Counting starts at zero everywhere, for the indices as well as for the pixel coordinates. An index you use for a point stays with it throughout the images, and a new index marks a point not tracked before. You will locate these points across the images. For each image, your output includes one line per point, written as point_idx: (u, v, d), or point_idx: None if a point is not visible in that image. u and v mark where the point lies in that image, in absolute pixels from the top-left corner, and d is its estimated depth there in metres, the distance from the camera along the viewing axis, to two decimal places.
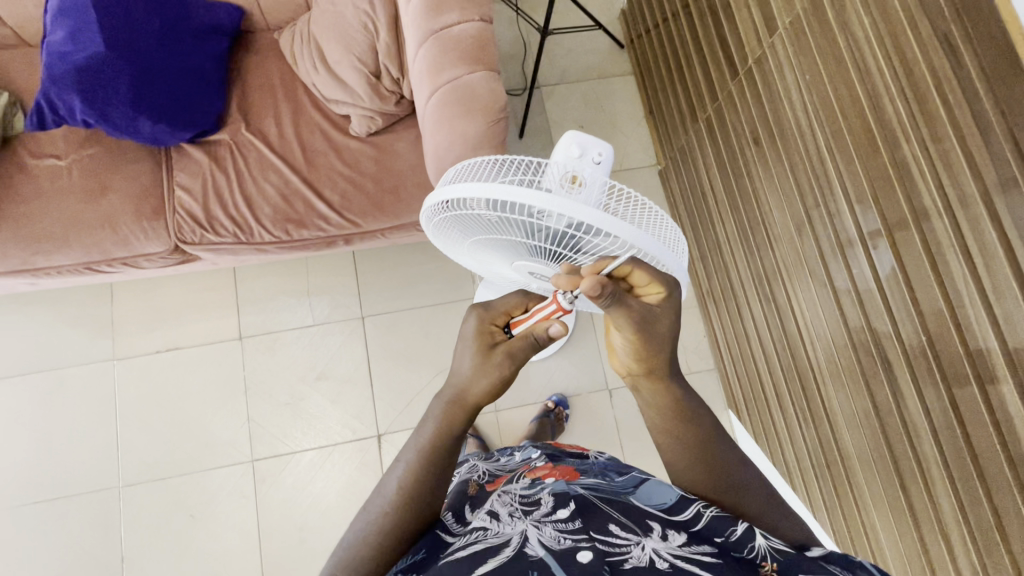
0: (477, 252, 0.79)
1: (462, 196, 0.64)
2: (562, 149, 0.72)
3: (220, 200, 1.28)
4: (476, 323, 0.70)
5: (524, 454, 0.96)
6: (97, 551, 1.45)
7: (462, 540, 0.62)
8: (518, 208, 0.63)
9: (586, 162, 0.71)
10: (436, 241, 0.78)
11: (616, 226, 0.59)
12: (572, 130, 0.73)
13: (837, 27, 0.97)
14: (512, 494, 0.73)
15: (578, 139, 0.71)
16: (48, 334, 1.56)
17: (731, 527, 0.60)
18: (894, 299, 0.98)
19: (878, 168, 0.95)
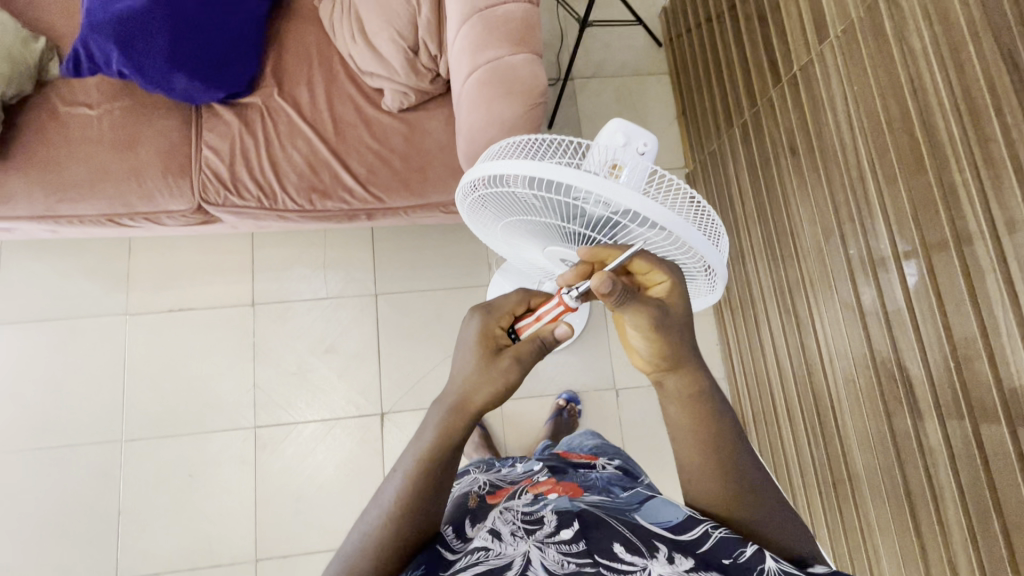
0: (507, 235, 0.77)
1: (502, 174, 0.62)
2: (605, 137, 0.69)
3: (247, 163, 1.27)
4: (477, 327, 0.66)
5: (527, 468, 0.94)
6: (96, 501, 1.46)
7: (462, 559, 0.60)
8: (559, 190, 0.61)
9: (631, 152, 0.69)
10: (467, 220, 0.76)
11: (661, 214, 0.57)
12: (618, 118, 0.70)
13: (893, 37, 0.95)
14: (514, 509, 0.71)
15: (624, 127, 0.69)
16: (63, 283, 1.56)
17: (738, 549, 0.57)
18: (922, 323, 0.96)
19: (921, 187, 0.93)
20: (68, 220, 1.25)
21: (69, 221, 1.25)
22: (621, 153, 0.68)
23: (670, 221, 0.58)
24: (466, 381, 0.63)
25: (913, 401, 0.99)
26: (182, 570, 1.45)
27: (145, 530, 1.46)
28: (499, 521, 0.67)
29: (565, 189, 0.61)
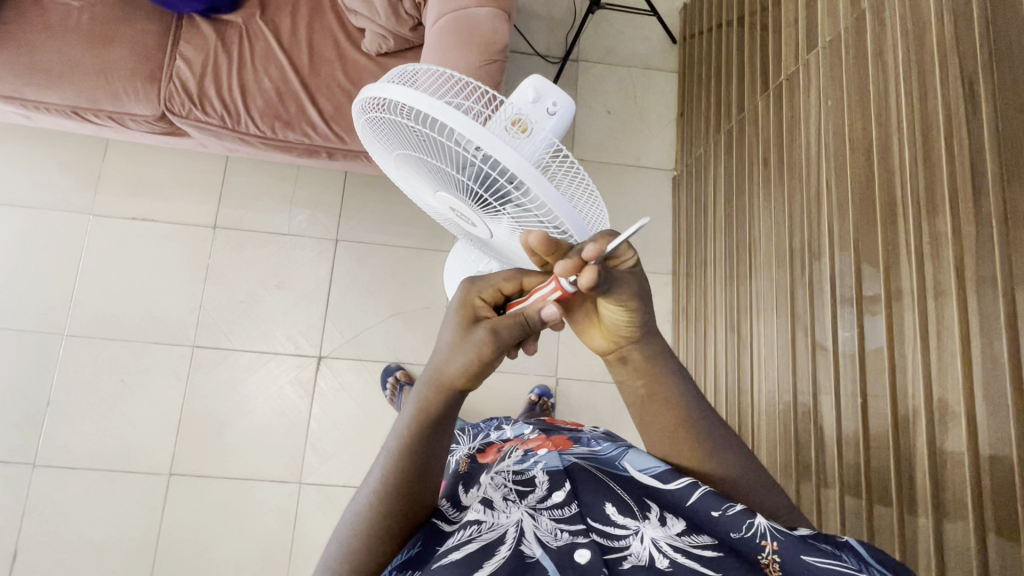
0: (401, 168, 0.75)
1: (392, 100, 0.60)
2: (519, 90, 0.67)
3: (217, 80, 1.26)
4: (462, 302, 0.56)
5: (516, 429, 0.91)
6: (28, 388, 1.50)
7: (457, 533, 0.54)
8: (445, 131, 0.60)
9: (539, 109, 0.67)
10: (365, 138, 0.73)
11: (531, 178, 0.56)
12: (539, 75, 0.68)
13: (871, 52, 0.90)
14: (503, 470, 0.67)
15: (537, 84, 0.68)
16: (35, 174, 1.58)
17: (727, 502, 0.53)
18: (845, 357, 0.94)
19: (868, 215, 0.90)
20: (34, 105, 1.25)
21: (34, 106, 1.25)
22: (529, 111, 0.67)
23: (539, 187, 0.57)
24: (449, 352, 0.53)
25: (821, 433, 0.98)
26: (100, 470, 1.48)
27: (72, 424, 1.49)
28: (490, 486, 0.62)
29: (451, 132, 0.59)
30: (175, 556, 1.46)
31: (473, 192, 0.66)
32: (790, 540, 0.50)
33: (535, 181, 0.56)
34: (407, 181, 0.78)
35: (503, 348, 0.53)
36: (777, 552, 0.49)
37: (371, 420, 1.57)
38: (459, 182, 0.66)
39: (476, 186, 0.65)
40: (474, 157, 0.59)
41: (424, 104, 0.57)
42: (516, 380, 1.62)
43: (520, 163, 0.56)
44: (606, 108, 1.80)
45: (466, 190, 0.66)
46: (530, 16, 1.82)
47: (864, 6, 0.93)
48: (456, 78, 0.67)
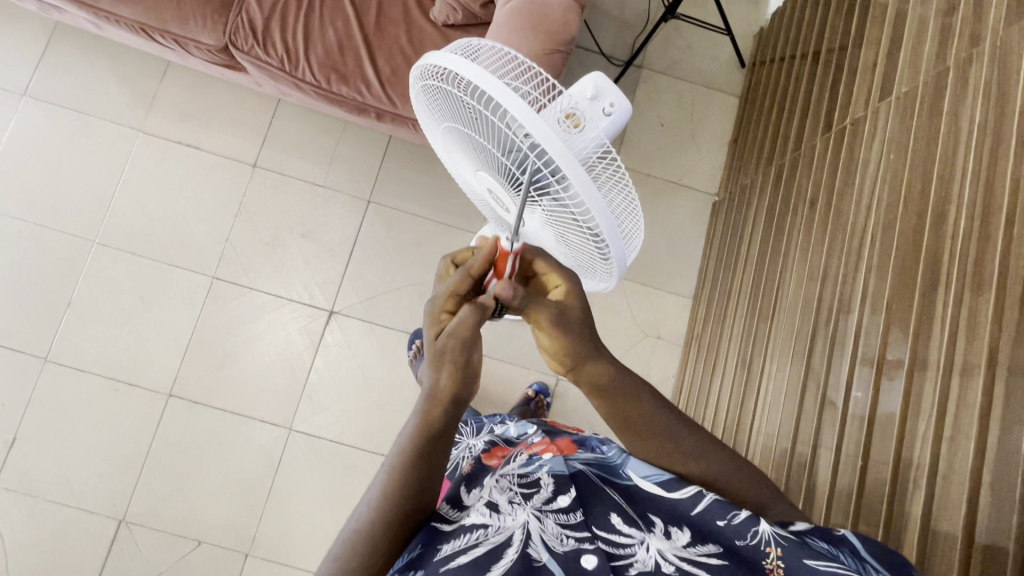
0: (446, 141, 0.74)
1: (453, 69, 0.59)
2: (580, 84, 0.66)
3: (283, 23, 1.27)
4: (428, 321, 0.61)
5: (520, 428, 0.90)
6: (52, 286, 1.55)
7: (461, 535, 0.55)
8: (498, 111, 0.59)
9: (596, 108, 0.66)
10: (416, 104, 0.72)
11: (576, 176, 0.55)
12: (601, 73, 0.68)
13: (947, 110, 0.86)
14: (508, 474, 0.67)
15: (598, 81, 0.67)
16: (95, 82, 1.62)
17: (732, 512, 0.55)
18: (852, 415, 0.92)
19: (906, 277, 0.87)
20: (106, 15, 1.28)
21: (106, 16, 1.28)
22: (585, 108, 0.66)
23: (582, 187, 0.56)
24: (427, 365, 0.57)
25: (811, 486, 0.97)
26: (105, 378, 1.53)
27: (87, 328, 1.54)
28: (493, 489, 0.62)
29: (506, 114, 0.58)
30: (161, 474, 1.51)
31: (512, 175, 0.65)
32: (793, 546, 0.52)
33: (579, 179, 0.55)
34: (449, 155, 0.78)
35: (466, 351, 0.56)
36: (780, 558, 0.51)
37: (368, 383, 1.58)
38: (502, 165, 0.65)
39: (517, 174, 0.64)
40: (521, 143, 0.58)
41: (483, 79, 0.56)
42: (517, 372, 1.62)
43: (568, 158, 0.55)
44: (660, 120, 1.77)
45: (507, 173, 0.66)
46: (602, 14, 1.79)
47: (949, 63, 0.89)
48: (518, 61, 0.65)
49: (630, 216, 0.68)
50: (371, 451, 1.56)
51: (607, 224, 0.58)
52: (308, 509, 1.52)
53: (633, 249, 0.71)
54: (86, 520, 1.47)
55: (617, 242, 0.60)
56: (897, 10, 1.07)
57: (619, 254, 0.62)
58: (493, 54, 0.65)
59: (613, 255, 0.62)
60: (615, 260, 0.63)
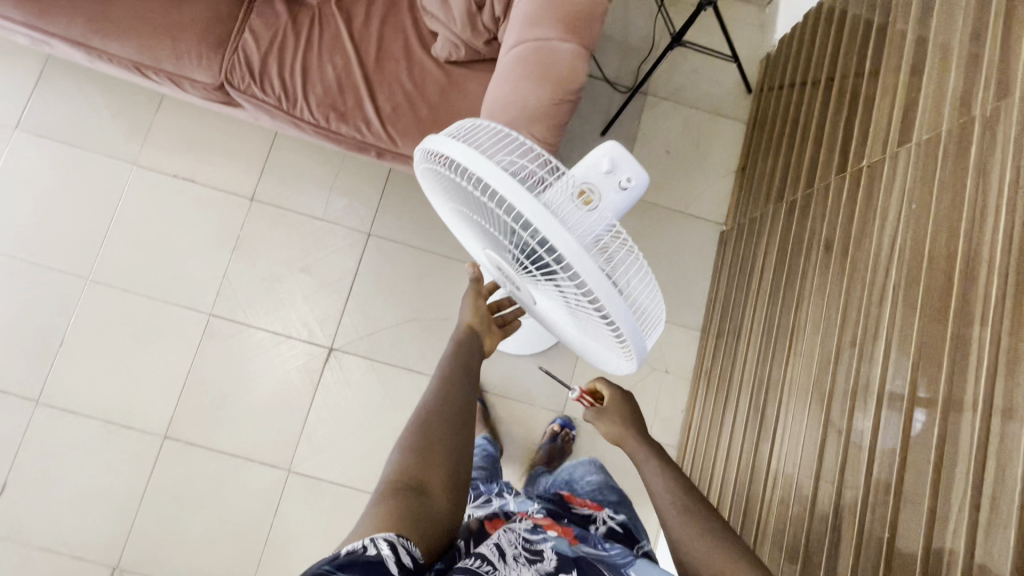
0: (451, 218, 0.73)
1: (450, 157, 0.58)
2: (591, 156, 0.64)
3: (280, 60, 1.24)
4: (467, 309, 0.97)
5: (520, 505, 0.87)
6: (45, 325, 1.51)
7: (463, 562, 0.58)
8: (497, 198, 0.56)
9: (610, 182, 0.64)
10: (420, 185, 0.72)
11: (580, 263, 0.52)
12: (615, 141, 0.66)
13: (973, 165, 0.82)
14: (516, 530, 0.67)
15: (612, 153, 0.64)
16: (87, 114, 1.58)
17: None
18: (877, 479, 0.88)
19: (933, 338, 0.83)
20: (98, 54, 1.24)
21: (98, 54, 1.24)
22: (598, 182, 0.64)
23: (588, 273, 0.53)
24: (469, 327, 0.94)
25: (835, 551, 0.94)
26: (98, 420, 1.48)
27: (80, 369, 1.50)
28: (503, 537, 0.64)
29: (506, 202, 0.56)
30: (156, 519, 1.46)
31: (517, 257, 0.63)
32: None
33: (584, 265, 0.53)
34: (456, 229, 0.76)
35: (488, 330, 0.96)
36: None
37: (369, 421, 1.54)
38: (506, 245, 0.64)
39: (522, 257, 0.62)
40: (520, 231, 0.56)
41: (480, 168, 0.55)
42: (520, 408, 1.59)
43: (572, 245, 0.52)
44: (665, 147, 1.74)
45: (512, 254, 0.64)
46: (605, 39, 1.76)
47: (975, 113, 0.85)
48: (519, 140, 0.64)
49: (649, 295, 0.64)
50: None
51: (619, 309, 0.55)
52: (309, 553, 1.48)
53: (654, 329, 0.66)
54: (79, 569, 1.43)
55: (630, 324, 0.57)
56: (915, 50, 1.03)
57: (634, 335, 0.58)
58: (493, 135, 0.64)
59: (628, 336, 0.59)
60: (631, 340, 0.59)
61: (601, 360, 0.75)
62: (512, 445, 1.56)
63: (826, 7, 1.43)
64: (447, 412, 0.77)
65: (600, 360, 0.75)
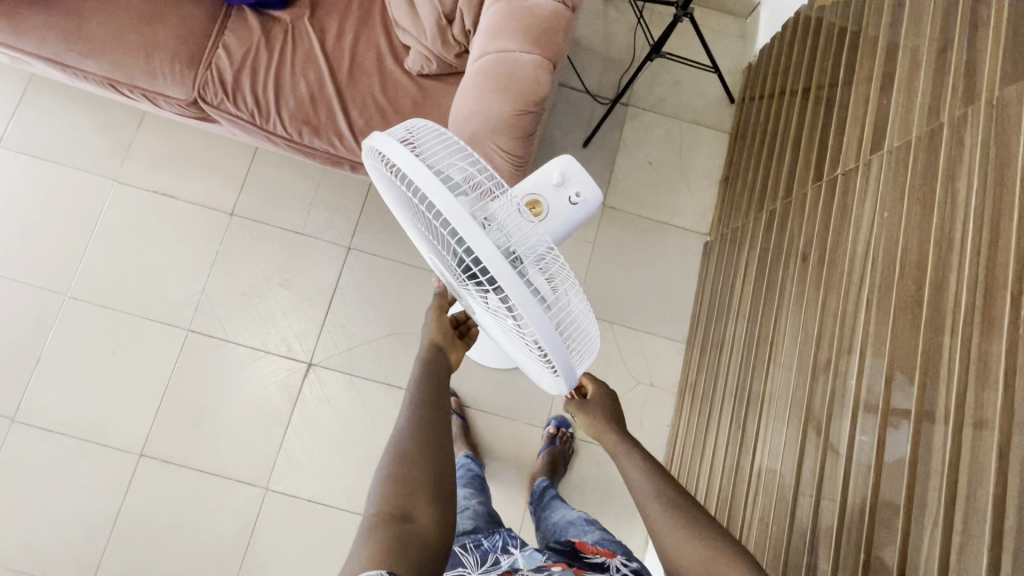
0: (406, 216, 0.75)
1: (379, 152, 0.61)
2: (547, 169, 0.78)
3: (254, 75, 1.24)
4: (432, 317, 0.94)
5: (530, 561, 0.82)
6: (22, 343, 1.50)
7: None
8: (430, 206, 0.57)
9: (560, 194, 0.77)
10: (376, 181, 0.73)
11: (480, 250, 0.51)
12: (570, 154, 0.80)
13: (941, 173, 0.81)
14: None
15: (563, 169, 0.77)
16: (69, 132, 1.59)
17: None
18: (854, 495, 0.85)
19: (905, 349, 0.81)
20: (74, 71, 1.25)
21: (74, 72, 1.26)
22: (549, 193, 0.78)
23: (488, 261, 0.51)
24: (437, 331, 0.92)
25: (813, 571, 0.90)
26: (73, 437, 1.47)
27: (56, 386, 1.49)
28: None
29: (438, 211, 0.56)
30: (131, 540, 1.43)
31: (454, 266, 0.63)
32: None
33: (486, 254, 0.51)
34: (411, 229, 0.78)
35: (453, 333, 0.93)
36: None
37: (348, 437, 1.52)
38: (439, 245, 0.64)
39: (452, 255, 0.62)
40: (436, 223, 0.57)
41: (398, 158, 0.57)
42: (503, 423, 1.56)
43: (485, 247, 0.52)
44: (648, 158, 1.73)
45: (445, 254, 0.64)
46: (585, 52, 1.76)
47: (943, 119, 0.84)
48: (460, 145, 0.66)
49: (583, 317, 0.63)
50: (352, 510, 1.49)
51: (544, 331, 0.54)
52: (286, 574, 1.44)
53: (588, 354, 0.65)
54: None
55: (540, 323, 0.53)
56: (886, 57, 1.02)
57: (548, 339, 0.55)
58: (440, 143, 0.65)
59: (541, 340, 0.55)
60: (546, 346, 0.55)
61: (548, 383, 0.71)
62: (494, 461, 1.54)
63: (802, 16, 1.43)
64: (420, 432, 0.74)
65: (547, 382, 0.70)
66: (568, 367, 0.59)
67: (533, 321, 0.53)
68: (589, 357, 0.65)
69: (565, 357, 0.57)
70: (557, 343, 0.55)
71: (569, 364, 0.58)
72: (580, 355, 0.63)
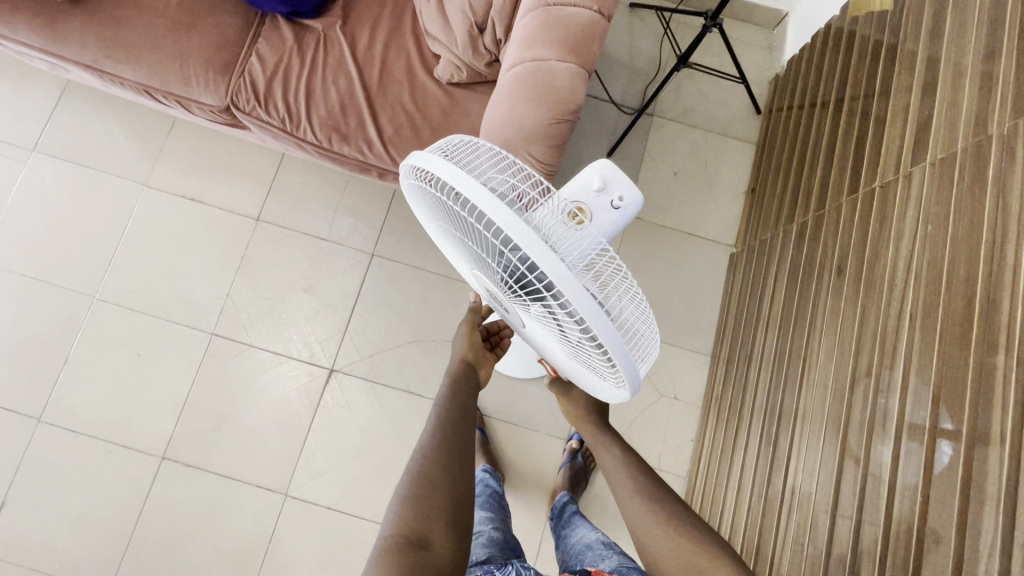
0: (445, 231, 0.76)
1: (421, 167, 0.61)
2: (587, 176, 0.80)
3: (285, 83, 1.25)
4: (464, 330, 1.06)
5: None
6: (50, 344, 1.52)
7: None
8: (480, 218, 0.57)
9: (604, 198, 0.80)
10: (416, 196, 0.74)
11: (538, 254, 0.51)
12: (609, 159, 0.82)
13: (991, 187, 0.78)
14: None
15: (604, 173, 0.80)
16: (102, 137, 1.62)
17: None
18: (898, 519, 0.82)
19: (954, 368, 0.78)
20: (111, 78, 1.28)
21: (111, 79, 1.28)
22: (591, 199, 0.80)
23: (546, 265, 0.51)
24: (464, 343, 1.04)
25: None
26: (98, 439, 1.48)
27: (82, 388, 1.50)
28: None
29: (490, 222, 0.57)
30: (149, 545, 1.43)
31: (505, 278, 0.63)
32: None
33: (542, 257, 0.51)
34: (450, 243, 0.79)
35: (478, 346, 1.04)
36: None
37: (368, 445, 1.51)
38: (487, 257, 0.64)
39: (500, 265, 0.62)
40: (486, 233, 0.57)
41: (442, 171, 0.57)
42: (522, 434, 1.54)
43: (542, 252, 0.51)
44: (673, 168, 1.71)
45: (492, 265, 0.64)
46: (611, 61, 1.76)
47: (991, 132, 0.81)
48: (499, 155, 0.67)
49: (643, 320, 0.62)
50: (369, 519, 1.47)
51: (609, 335, 0.53)
52: None
53: (650, 357, 0.64)
54: None
55: (604, 324, 0.53)
56: (927, 69, 1.00)
57: (612, 340, 0.54)
58: (480, 155, 0.66)
59: (605, 343, 0.54)
60: (609, 348, 0.55)
61: (604, 389, 0.70)
62: (513, 473, 1.52)
63: (834, 28, 1.41)
64: (442, 459, 0.79)
65: (604, 389, 0.70)
66: (631, 368, 0.58)
67: (596, 323, 0.52)
68: (649, 359, 0.64)
69: (630, 360, 0.57)
70: (620, 344, 0.55)
71: (632, 366, 0.57)
72: (640, 357, 0.63)
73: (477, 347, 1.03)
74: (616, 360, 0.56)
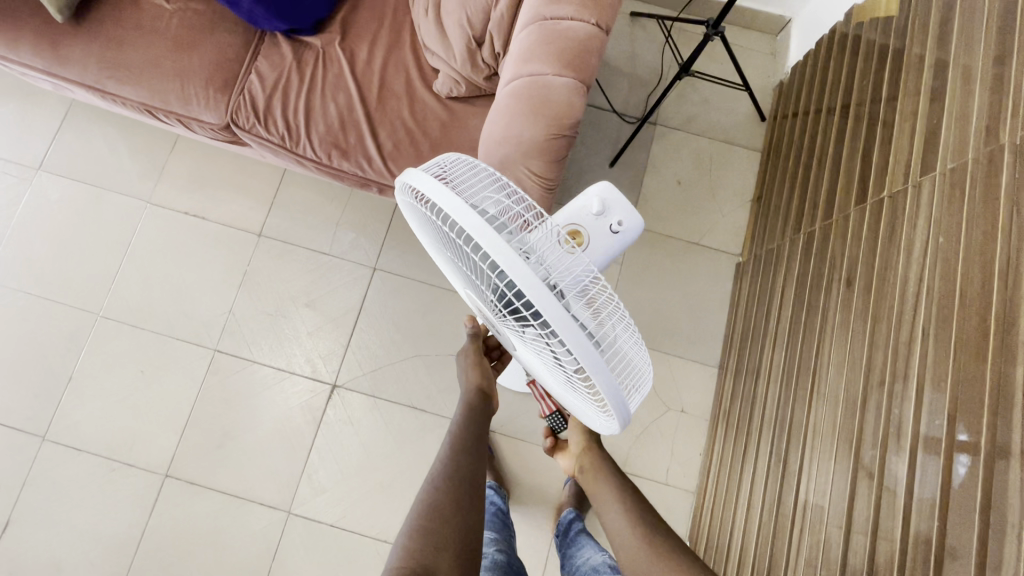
0: (439, 250, 0.75)
1: (414, 187, 0.60)
2: (587, 199, 0.84)
3: (284, 99, 1.25)
4: (467, 353, 1.07)
5: None
6: (54, 362, 1.52)
7: None
8: (471, 243, 0.56)
9: (603, 222, 0.83)
10: (410, 213, 0.73)
11: (529, 286, 0.49)
12: (610, 183, 0.85)
13: (1003, 197, 0.75)
14: None
15: (603, 197, 0.83)
16: (106, 155, 1.63)
17: None
18: (914, 540, 0.79)
19: (972, 385, 0.75)
20: (113, 97, 1.28)
21: (113, 99, 1.29)
22: (590, 222, 0.83)
23: (534, 291, 0.49)
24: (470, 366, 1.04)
25: None
26: (100, 456, 1.47)
27: (85, 405, 1.50)
28: None
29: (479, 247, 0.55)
30: (151, 563, 1.42)
31: (496, 303, 0.62)
32: None
33: (528, 283, 0.49)
34: (444, 261, 0.78)
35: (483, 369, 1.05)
36: None
37: (370, 461, 1.49)
38: (477, 279, 0.63)
39: (492, 287, 0.61)
40: (477, 257, 0.55)
41: (431, 191, 0.56)
42: (527, 447, 1.52)
43: (534, 284, 0.50)
44: (676, 178, 1.69)
45: (483, 287, 0.63)
46: (612, 71, 1.75)
47: (1003, 140, 0.78)
48: (495, 176, 0.66)
49: (634, 353, 0.61)
50: (373, 537, 1.45)
51: (600, 370, 0.52)
52: None
53: (641, 391, 0.63)
54: None
55: (591, 354, 0.51)
56: (935, 74, 0.97)
57: (599, 372, 0.52)
58: (475, 174, 0.65)
59: (594, 378, 0.53)
60: (600, 383, 0.53)
61: (593, 418, 0.68)
62: (520, 488, 1.50)
63: (839, 34, 1.39)
64: (450, 488, 0.77)
65: (595, 422, 0.68)
66: (621, 402, 0.56)
67: (586, 355, 0.51)
68: (640, 392, 0.63)
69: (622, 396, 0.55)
70: (609, 376, 0.53)
71: (621, 400, 0.55)
72: (631, 391, 0.61)
73: (485, 373, 1.03)
74: (607, 395, 0.54)
